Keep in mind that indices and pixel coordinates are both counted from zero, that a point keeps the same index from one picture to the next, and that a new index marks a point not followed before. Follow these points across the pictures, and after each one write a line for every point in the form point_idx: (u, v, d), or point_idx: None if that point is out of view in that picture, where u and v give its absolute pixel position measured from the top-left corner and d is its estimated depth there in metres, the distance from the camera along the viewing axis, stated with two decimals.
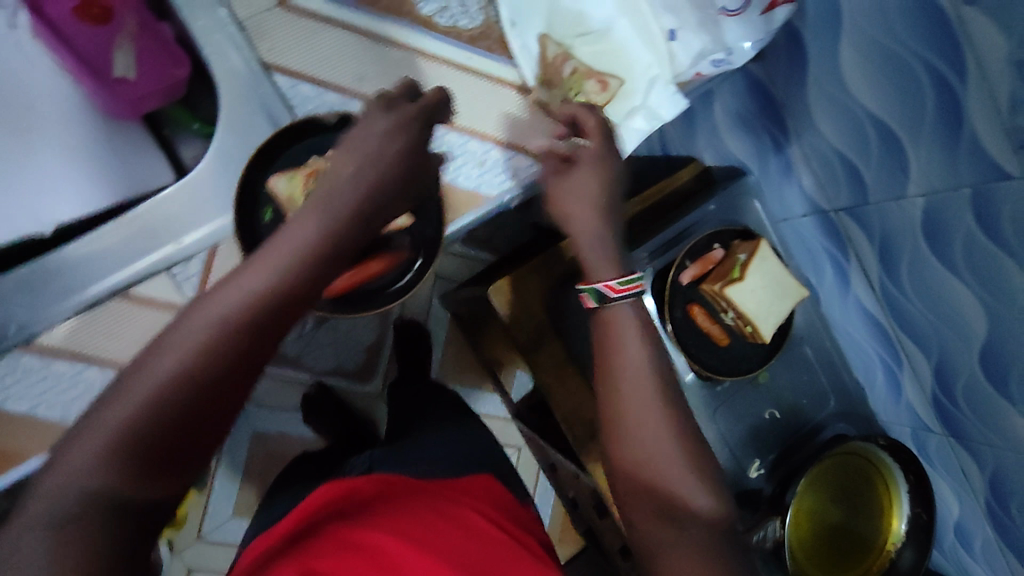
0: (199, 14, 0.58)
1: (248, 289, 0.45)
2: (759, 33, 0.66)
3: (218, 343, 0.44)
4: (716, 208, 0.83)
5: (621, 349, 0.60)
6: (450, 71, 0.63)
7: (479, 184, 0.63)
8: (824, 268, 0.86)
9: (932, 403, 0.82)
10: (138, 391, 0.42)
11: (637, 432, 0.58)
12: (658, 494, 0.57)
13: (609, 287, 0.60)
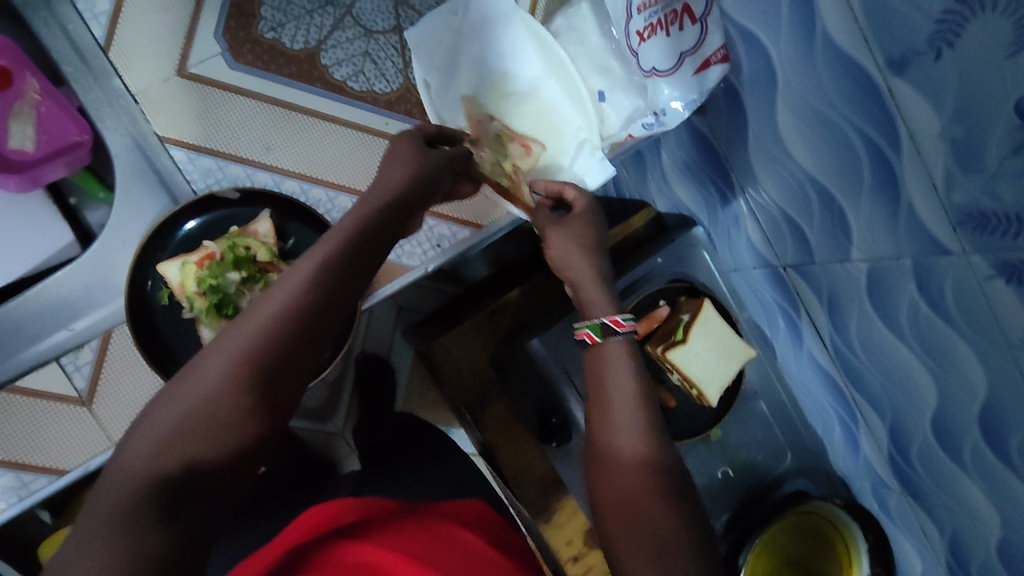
0: (90, 88, 0.70)
1: (242, 338, 0.49)
2: (691, 92, 0.60)
3: (225, 384, 0.48)
4: (663, 261, 0.80)
5: (609, 373, 0.59)
6: (346, 130, 0.76)
7: (402, 254, 0.79)
8: (776, 321, 0.82)
9: (888, 461, 0.79)
10: (160, 434, 0.45)
11: (613, 443, 0.56)
12: (635, 512, 0.53)
13: (614, 321, 0.59)
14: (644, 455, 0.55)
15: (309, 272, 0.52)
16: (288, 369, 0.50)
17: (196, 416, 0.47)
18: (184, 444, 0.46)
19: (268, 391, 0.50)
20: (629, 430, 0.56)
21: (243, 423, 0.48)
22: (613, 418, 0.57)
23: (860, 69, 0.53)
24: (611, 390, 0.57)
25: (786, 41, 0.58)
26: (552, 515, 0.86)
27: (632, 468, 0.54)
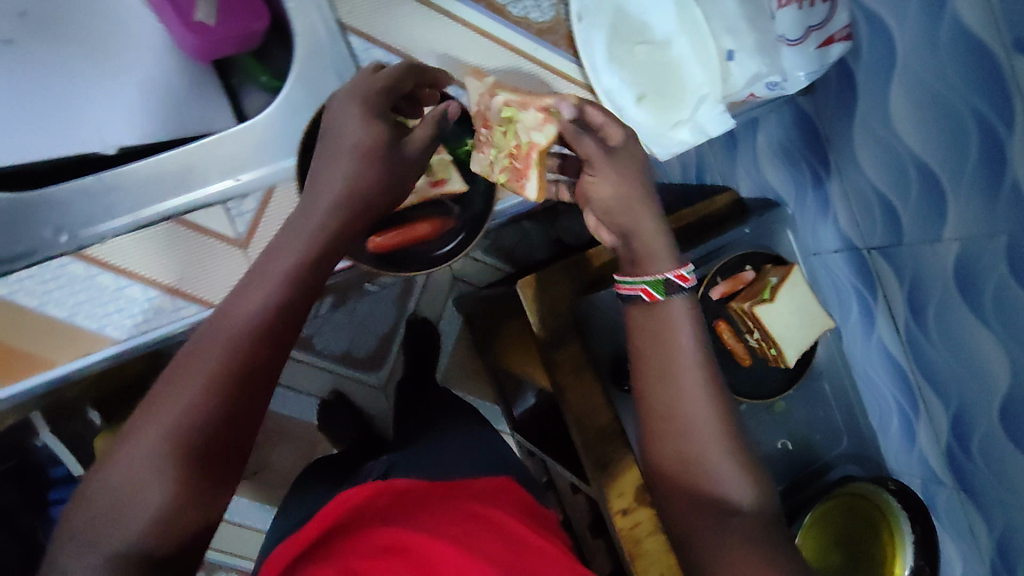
0: None
1: (242, 317, 0.46)
2: (813, 65, 0.68)
3: (224, 369, 0.44)
4: (750, 232, 0.85)
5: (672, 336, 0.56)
6: (513, 56, 0.66)
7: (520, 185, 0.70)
8: (850, 308, 0.87)
9: (946, 453, 0.82)
10: (152, 424, 0.41)
11: (677, 391, 0.54)
12: (698, 470, 0.53)
13: (679, 277, 0.57)
14: (735, 469, 0.53)
15: (281, 273, 0.48)
16: (266, 374, 0.46)
17: (173, 445, 0.41)
18: (161, 479, 0.41)
19: (255, 377, 0.45)
20: (717, 451, 0.53)
21: (224, 446, 0.43)
22: (694, 440, 0.53)
23: (984, 47, 0.58)
24: (680, 394, 0.54)
25: (912, 22, 0.63)
26: (611, 466, 0.90)
27: (724, 484, 0.52)
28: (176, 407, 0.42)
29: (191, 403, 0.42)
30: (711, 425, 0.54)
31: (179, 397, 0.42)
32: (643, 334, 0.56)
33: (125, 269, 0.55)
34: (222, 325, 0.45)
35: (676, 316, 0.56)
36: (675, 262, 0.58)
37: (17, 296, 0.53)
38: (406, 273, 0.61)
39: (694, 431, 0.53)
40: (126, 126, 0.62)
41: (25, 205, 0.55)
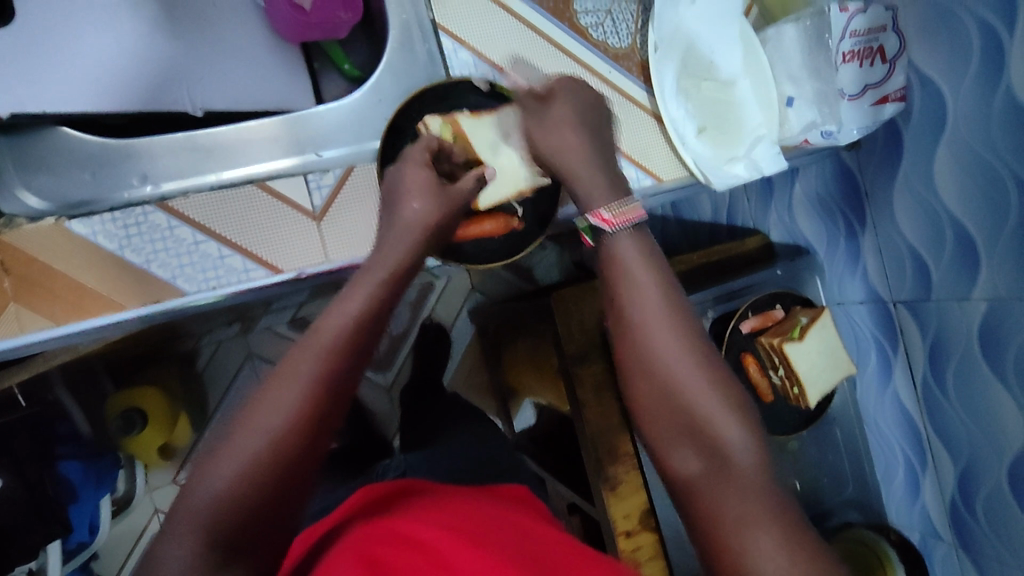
0: None
1: (337, 328, 0.49)
2: (866, 122, 0.72)
3: (329, 379, 0.47)
4: (781, 274, 0.88)
5: (637, 283, 0.51)
6: (588, 76, 0.69)
7: None
8: (868, 359, 0.90)
9: (949, 510, 0.83)
10: (256, 422, 0.45)
11: (665, 353, 0.49)
12: (703, 437, 0.47)
13: (601, 220, 0.53)
14: (719, 399, 0.47)
15: (357, 304, 0.51)
16: (342, 401, 0.49)
17: (265, 460, 0.44)
18: (252, 490, 0.44)
19: (343, 390, 0.49)
20: (696, 385, 0.48)
21: (303, 468, 0.46)
22: (667, 377, 0.48)
23: None
24: (647, 331, 0.49)
25: (964, 91, 0.67)
26: (619, 486, 0.90)
27: (713, 418, 0.47)
28: (264, 423, 0.45)
29: (278, 423, 0.45)
30: (690, 363, 0.48)
31: (269, 416, 0.45)
32: (616, 281, 0.51)
33: (204, 225, 0.57)
34: (303, 352, 0.48)
35: (629, 253, 0.52)
36: (608, 199, 0.54)
37: (98, 237, 0.55)
38: (471, 266, 0.63)
39: (669, 371, 0.48)
40: (219, 94, 0.64)
41: (118, 155, 0.58)
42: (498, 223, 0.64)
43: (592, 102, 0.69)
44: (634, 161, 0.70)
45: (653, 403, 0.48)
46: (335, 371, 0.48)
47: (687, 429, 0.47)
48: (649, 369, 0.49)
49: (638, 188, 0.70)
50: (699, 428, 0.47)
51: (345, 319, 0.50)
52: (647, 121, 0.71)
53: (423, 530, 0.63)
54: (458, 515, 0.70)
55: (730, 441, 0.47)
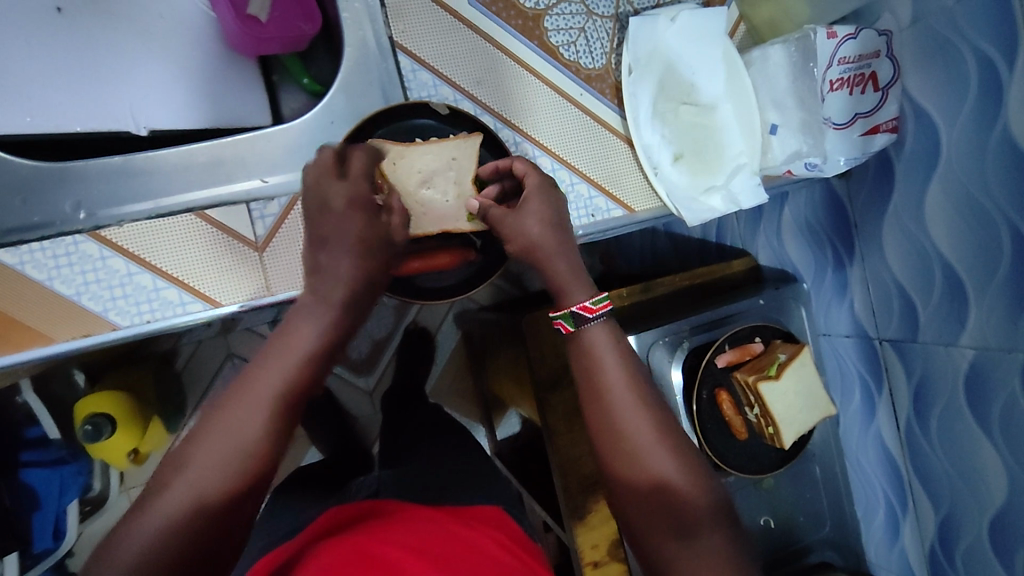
0: (346, 5, 0.61)
1: (275, 378, 0.50)
2: (855, 152, 0.68)
3: (262, 430, 0.48)
4: (765, 303, 0.83)
5: (605, 369, 0.55)
6: (558, 98, 0.65)
7: None
8: (852, 395, 0.86)
9: (927, 556, 0.80)
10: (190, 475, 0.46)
11: (637, 433, 0.53)
12: (674, 514, 0.52)
13: (584, 308, 0.55)
14: (693, 481, 0.53)
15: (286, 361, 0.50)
16: (267, 460, 0.49)
17: (176, 529, 0.44)
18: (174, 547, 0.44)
19: (277, 438, 0.50)
20: (664, 464, 0.53)
21: (220, 531, 0.46)
22: (646, 465, 0.52)
23: None
24: (619, 409, 0.53)
25: (960, 126, 0.63)
26: (587, 515, 0.88)
27: (683, 502, 0.52)
28: (184, 488, 0.46)
29: (194, 488, 0.46)
30: (661, 444, 0.53)
31: (189, 480, 0.46)
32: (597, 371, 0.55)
33: (138, 255, 0.54)
34: (229, 412, 0.48)
35: (602, 342, 0.56)
36: (587, 290, 0.57)
37: (24, 267, 0.52)
38: (420, 301, 0.60)
39: (637, 447, 0.53)
40: (165, 112, 0.61)
41: (52, 179, 0.55)
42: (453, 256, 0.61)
43: (560, 126, 0.66)
44: (605, 190, 0.66)
45: (627, 483, 0.53)
46: (257, 434, 0.48)
47: (658, 511, 0.52)
48: (631, 454, 0.53)
49: (607, 219, 0.67)
50: (671, 509, 0.52)
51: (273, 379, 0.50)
52: (620, 147, 0.68)
53: (399, 558, 0.63)
54: (420, 539, 0.68)
55: (695, 514, 0.52)
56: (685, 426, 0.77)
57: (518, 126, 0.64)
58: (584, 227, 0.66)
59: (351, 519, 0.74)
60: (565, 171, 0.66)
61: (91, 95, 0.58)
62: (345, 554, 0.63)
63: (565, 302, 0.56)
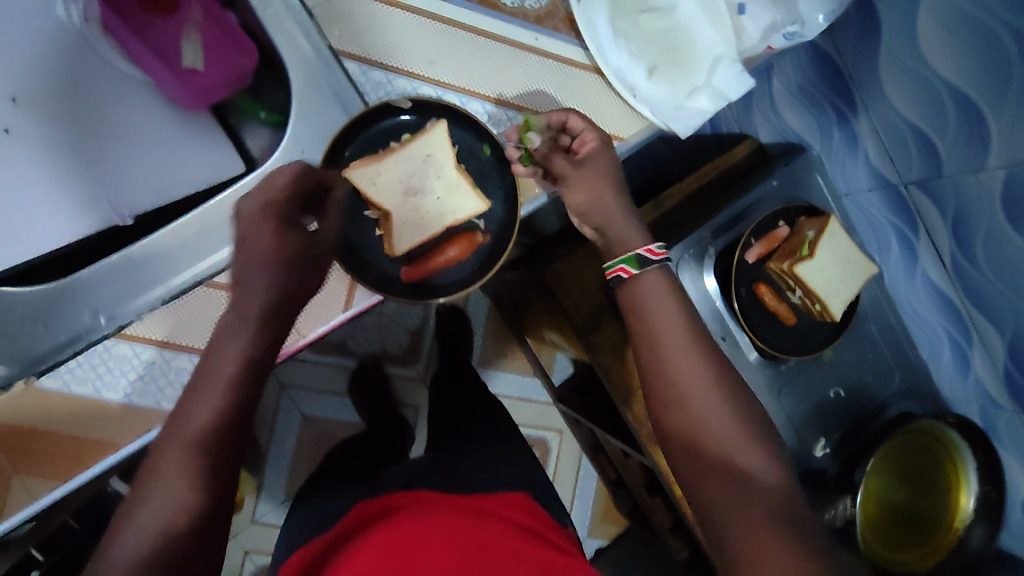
0: (279, 28, 0.59)
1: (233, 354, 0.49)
2: (833, 4, 0.65)
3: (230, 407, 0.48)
4: (778, 184, 0.81)
5: (652, 317, 0.59)
6: (512, 52, 0.63)
7: None
8: (890, 245, 0.85)
9: (1003, 378, 0.79)
10: (169, 474, 0.45)
11: (682, 377, 0.56)
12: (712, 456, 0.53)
13: (648, 251, 0.61)
14: (722, 419, 0.54)
15: (214, 404, 0.47)
16: (223, 503, 0.47)
17: (171, 512, 0.44)
18: (165, 546, 0.43)
19: (242, 416, 0.49)
20: (708, 406, 0.54)
21: (209, 521, 0.46)
22: (695, 412, 0.54)
23: None
24: (667, 347, 0.57)
25: None
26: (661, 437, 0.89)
27: (715, 435, 0.54)
28: (131, 552, 0.42)
29: (145, 553, 0.42)
30: (701, 379, 0.56)
31: (169, 473, 0.45)
32: (651, 323, 0.58)
33: (169, 341, 0.57)
34: (160, 467, 0.45)
35: (653, 291, 0.60)
36: (645, 240, 0.62)
37: (70, 386, 0.55)
38: (436, 300, 0.60)
39: (683, 379, 0.56)
40: (145, 193, 0.61)
41: (60, 295, 0.55)
42: (462, 248, 0.61)
43: (523, 78, 0.63)
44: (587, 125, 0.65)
45: (675, 423, 0.55)
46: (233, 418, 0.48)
47: (701, 457, 0.54)
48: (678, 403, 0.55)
49: None
50: (701, 451, 0.54)
51: (204, 423, 0.47)
52: (593, 79, 0.65)
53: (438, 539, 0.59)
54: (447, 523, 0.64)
55: (744, 462, 0.52)
56: (729, 325, 0.78)
57: (483, 94, 0.62)
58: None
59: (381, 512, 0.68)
60: None
61: (67, 202, 0.58)
62: (385, 557, 0.58)
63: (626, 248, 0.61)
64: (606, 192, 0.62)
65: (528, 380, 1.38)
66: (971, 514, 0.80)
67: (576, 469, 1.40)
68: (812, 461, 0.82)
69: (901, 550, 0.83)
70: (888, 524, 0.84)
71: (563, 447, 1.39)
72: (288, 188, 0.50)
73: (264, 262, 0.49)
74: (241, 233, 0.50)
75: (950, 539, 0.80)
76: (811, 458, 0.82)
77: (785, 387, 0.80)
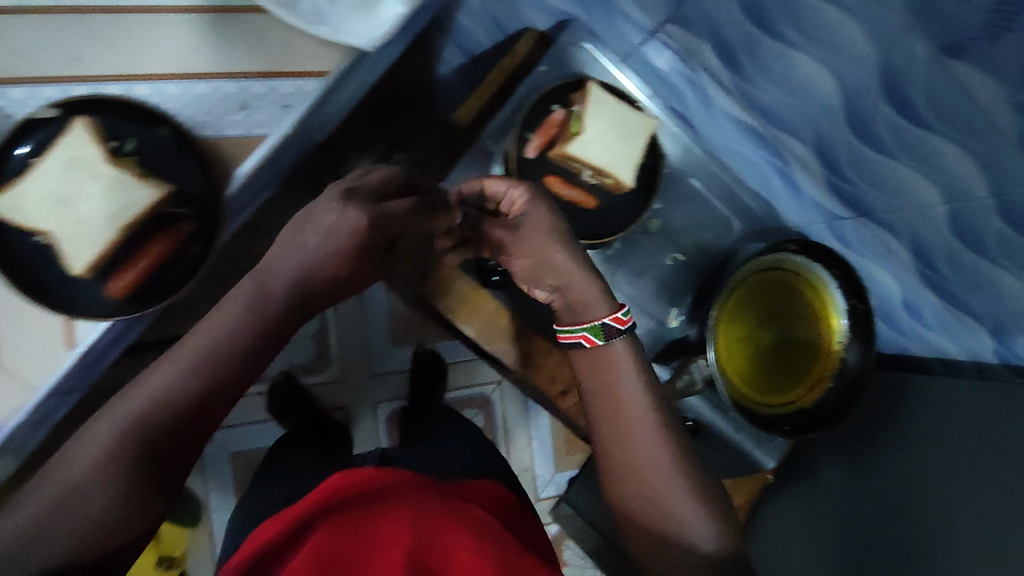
0: None
1: (222, 328, 0.51)
2: None
3: (198, 373, 0.49)
4: (546, 68, 0.78)
5: (620, 386, 0.57)
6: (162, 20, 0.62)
7: (248, 126, 0.66)
8: (683, 94, 0.80)
9: (830, 189, 0.75)
10: (124, 407, 0.47)
11: (634, 445, 0.55)
12: (652, 503, 0.54)
13: (614, 320, 0.57)
14: (659, 465, 0.54)
15: (214, 340, 0.50)
16: (139, 502, 0.46)
17: (110, 447, 0.45)
18: (99, 476, 0.45)
19: (212, 391, 0.50)
20: (657, 463, 0.54)
21: (148, 474, 0.46)
22: (653, 483, 0.54)
23: None
24: (632, 420, 0.56)
25: None
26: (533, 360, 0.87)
27: (657, 487, 0.54)
28: (70, 472, 0.45)
29: (78, 476, 0.44)
30: (662, 458, 0.55)
31: (130, 403, 0.47)
32: (611, 377, 0.57)
33: None
34: (112, 413, 0.47)
35: (604, 361, 0.58)
36: (611, 306, 0.59)
37: None
38: (166, 297, 0.59)
39: (635, 446, 0.55)
40: None
41: None
42: (166, 244, 0.58)
43: (178, 44, 0.62)
44: (258, 74, 0.65)
45: (622, 467, 0.56)
46: (205, 385, 0.49)
47: (646, 510, 0.55)
48: (630, 472, 0.55)
49: (303, 101, 0.66)
50: (648, 505, 0.54)
51: (187, 374, 0.49)
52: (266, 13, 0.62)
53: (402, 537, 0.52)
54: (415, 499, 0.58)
55: (693, 532, 0.53)
56: None
57: (150, 75, 0.62)
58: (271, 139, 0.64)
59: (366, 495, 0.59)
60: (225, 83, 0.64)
61: None
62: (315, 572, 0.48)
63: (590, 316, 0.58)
64: (547, 248, 0.59)
65: (447, 343, 1.32)
66: (845, 334, 0.72)
67: (525, 415, 1.37)
68: (669, 332, 0.85)
69: (777, 392, 0.78)
70: (776, 369, 0.79)
71: (504, 400, 1.36)
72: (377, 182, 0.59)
73: (306, 242, 0.55)
74: (309, 209, 0.56)
75: (830, 362, 0.73)
76: (667, 330, 0.84)
77: (618, 269, 0.82)
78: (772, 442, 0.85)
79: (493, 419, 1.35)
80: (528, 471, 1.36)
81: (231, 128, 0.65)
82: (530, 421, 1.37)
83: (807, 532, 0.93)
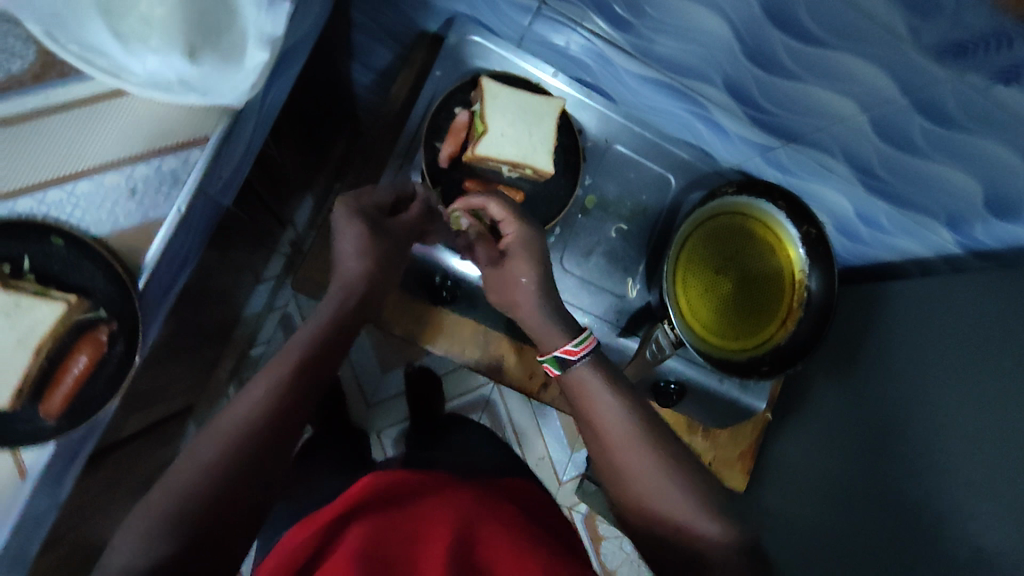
0: None
1: (314, 335, 0.56)
2: None
3: (308, 370, 0.53)
4: (443, 73, 0.75)
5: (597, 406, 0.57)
6: (4, 133, 0.53)
7: (112, 218, 0.55)
8: (585, 62, 0.75)
9: (753, 123, 0.74)
10: (254, 399, 0.49)
11: (622, 461, 0.53)
12: (657, 516, 0.51)
13: (566, 351, 0.59)
14: (644, 467, 0.52)
15: (308, 347, 0.55)
16: (260, 492, 0.47)
17: (242, 436, 0.47)
18: (238, 461, 0.46)
19: (311, 388, 0.53)
20: (656, 481, 0.52)
21: (270, 464, 0.48)
22: (644, 496, 0.52)
23: None
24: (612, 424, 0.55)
25: None
26: (505, 360, 0.86)
27: (654, 501, 0.51)
28: (204, 460, 0.46)
29: (217, 465, 0.46)
30: (650, 463, 0.53)
31: (251, 398, 0.49)
32: (583, 393, 0.58)
33: None
34: (234, 409, 0.49)
35: (584, 384, 0.58)
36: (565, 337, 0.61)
37: None
38: (104, 411, 0.55)
39: (624, 467, 0.53)
40: None
41: None
42: (89, 354, 0.55)
43: (29, 151, 0.54)
44: (136, 156, 0.56)
45: (618, 482, 0.54)
46: (309, 382, 0.53)
47: (644, 524, 0.52)
48: (615, 476, 0.54)
49: (194, 175, 0.57)
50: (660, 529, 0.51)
51: (296, 372, 0.52)
52: (120, 94, 0.56)
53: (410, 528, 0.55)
54: (440, 497, 0.60)
55: (709, 533, 0.49)
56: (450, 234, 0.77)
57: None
58: (173, 223, 0.56)
59: (376, 498, 0.60)
60: (81, 183, 0.55)
61: None
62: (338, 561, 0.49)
63: (551, 347, 0.61)
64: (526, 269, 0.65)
65: (429, 358, 1.28)
66: (806, 263, 0.79)
67: (529, 404, 1.31)
68: (630, 302, 0.82)
69: (749, 333, 0.80)
70: (728, 311, 0.79)
71: (505, 396, 1.30)
72: (375, 197, 0.65)
73: (348, 257, 0.62)
74: (337, 224, 0.63)
75: (799, 292, 0.80)
76: (628, 300, 0.82)
77: (565, 251, 0.80)
78: (757, 385, 0.84)
79: (499, 418, 1.30)
80: (544, 460, 1.30)
81: (121, 220, 0.56)
82: (536, 411, 1.31)
83: (828, 458, 0.86)
